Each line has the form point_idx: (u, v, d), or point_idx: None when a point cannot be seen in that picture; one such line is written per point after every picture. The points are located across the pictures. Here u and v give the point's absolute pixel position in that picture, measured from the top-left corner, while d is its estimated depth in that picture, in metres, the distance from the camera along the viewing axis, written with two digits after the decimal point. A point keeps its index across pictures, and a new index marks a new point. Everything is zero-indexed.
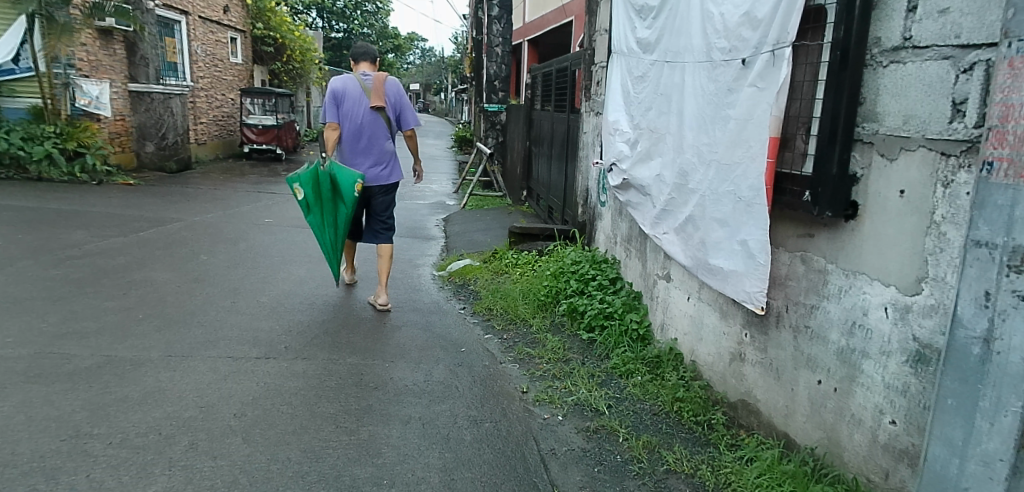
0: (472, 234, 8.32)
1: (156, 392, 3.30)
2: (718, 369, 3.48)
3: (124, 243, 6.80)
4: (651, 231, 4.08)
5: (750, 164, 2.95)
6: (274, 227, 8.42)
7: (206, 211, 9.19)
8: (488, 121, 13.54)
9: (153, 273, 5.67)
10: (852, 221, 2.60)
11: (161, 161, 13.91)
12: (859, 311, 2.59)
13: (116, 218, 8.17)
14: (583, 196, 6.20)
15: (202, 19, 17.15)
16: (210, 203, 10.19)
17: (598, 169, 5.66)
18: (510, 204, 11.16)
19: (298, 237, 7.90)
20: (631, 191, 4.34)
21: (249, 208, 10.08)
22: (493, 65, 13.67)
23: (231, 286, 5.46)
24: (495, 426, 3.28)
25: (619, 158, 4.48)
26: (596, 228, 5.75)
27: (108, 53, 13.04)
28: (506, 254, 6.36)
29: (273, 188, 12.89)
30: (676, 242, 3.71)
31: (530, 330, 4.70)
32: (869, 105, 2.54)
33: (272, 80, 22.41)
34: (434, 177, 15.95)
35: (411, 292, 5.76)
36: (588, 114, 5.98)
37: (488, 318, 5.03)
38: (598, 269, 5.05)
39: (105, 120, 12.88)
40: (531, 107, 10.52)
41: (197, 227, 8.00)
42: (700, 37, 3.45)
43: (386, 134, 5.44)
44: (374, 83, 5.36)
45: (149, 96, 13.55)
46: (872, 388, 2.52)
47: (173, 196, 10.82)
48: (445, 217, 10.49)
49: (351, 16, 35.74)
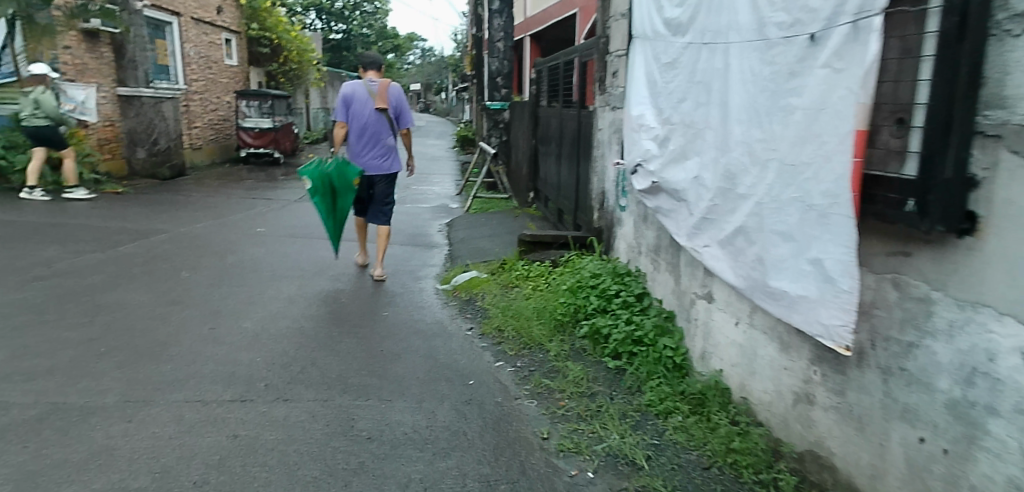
0: (477, 242, 7.73)
1: (102, 453, 2.74)
2: (778, 411, 2.92)
3: (102, 259, 6.25)
4: (688, 243, 3.49)
5: (824, 165, 2.37)
6: (266, 237, 7.85)
7: (195, 221, 8.62)
8: (491, 119, 12.91)
9: (126, 294, 5.10)
10: (968, 237, 1.99)
11: (153, 168, 13.45)
12: (981, 355, 1.97)
13: (95, 230, 7.59)
14: (600, 199, 5.62)
15: (194, 21, 16.63)
16: (200, 212, 9.63)
17: (618, 170, 5.07)
18: (517, 206, 10.58)
19: (290, 249, 7.31)
20: (661, 196, 3.73)
21: (241, 216, 9.51)
22: (495, 61, 13.04)
23: (211, 308, 4.89)
24: (513, 488, 2.71)
25: (646, 158, 3.88)
26: (616, 235, 5.17)
27: (95, 56, 12.49)
28: (516, 264, 5.75)
29: (268, 194, 12.32)
30: (721, 257, 3.13)
31: (547, 356, 4.12)
32: (994, 87, 1.90)
33: (269, 82, 21.85)
34: (437, 179, 15.37)
35: (412, 310, 5.20)
36: (603, 108, 5.41)
37: (498, 342, 4.45)
38: (622, 284, 4.47)
39: (92, 125, 12.31)
40: (537, 104, 9.93)
41: (182, 239, 7.44)
42: (749, 11, 2.86)
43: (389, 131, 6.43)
44: (379, 89, 6.34)
45: (138, 100, 13.03)
46: (1003, 456, 1.92)
47: (162, 204, 10.25)
48: (449, 221, 9.91)
49: (350, 17, 35.17)
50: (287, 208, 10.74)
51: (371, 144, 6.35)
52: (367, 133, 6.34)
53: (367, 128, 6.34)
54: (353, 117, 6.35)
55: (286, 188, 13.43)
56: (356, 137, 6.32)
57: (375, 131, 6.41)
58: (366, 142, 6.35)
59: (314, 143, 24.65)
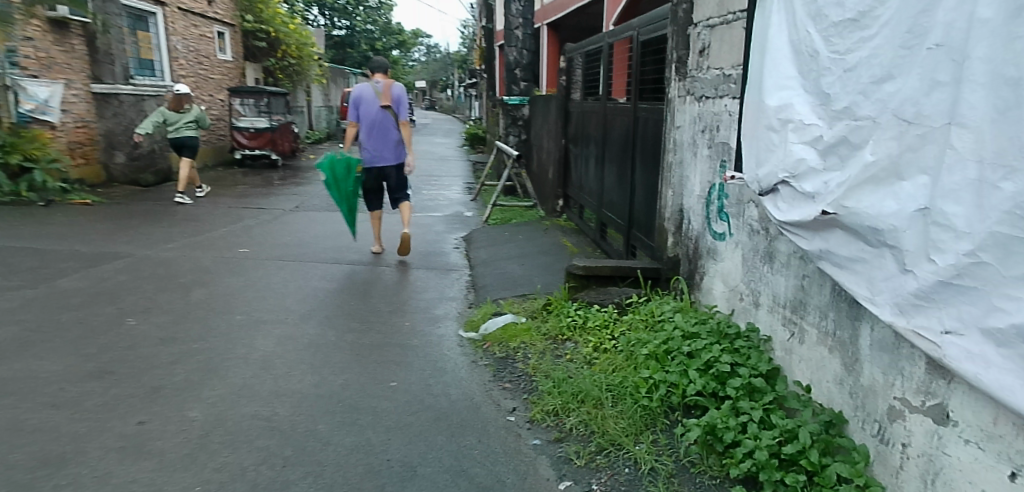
0: (502, 265, 6.33)
1: None
2: None
3: (29, 299, 4.86)
4: (895, 320, 2.10)
5: None
6: (247, 262, 6.44)
7: (167, 240, 7.24)
8: (508, 116, 11.47)
9: (37, 358, 3.73)
10: None
11: (134, 174, 12.12)
12: None
13: (38, 255, 6.24)
14: (676, 220, 4.24)
15: (182, 11, 15.30)
16: (177, 227, 8.28)
17: (716, 183, 3.68)
18: (543, 215, 9.19)
19: (274, 278, 5.90)
20: (835, 235, 2.34)
21: (224, 232, 8.14)
22: (512, 51, 11.67)
23: (150, 382, 3.52)
24: None
25: (802, 174, 2.48)
26: (711, 273, 3.78)
27: (64, 49, 11.12)
28: (566, 306, 4.33)
29: (260, 203, 10.97)
30: (997, 361, 1.73)
31: (640, 472, 2.74)
32: None
33: (267, 78, 20.51)
34: (448, 181, 14.00)
35: (432, 376, 3.81)
36: (686, 98, 4.02)
37: (559, 437, 3.06)
38: (735, 355, 3.07)
39: (59, 127, 11.01)
40: (567, 97, 8.53)
41: (144, 266, 6.05)
42: None
43: (394, 126, 6.50)
44: (382, 88, 6.41)
45: (117, 99, 11.85)
46: None
47: (135, 217, 8.89)
48: (466, 235, 8.52)
49: (354, 12, 33.87)
50: (279, 220, 9.38)
51: (377, 140, 6.45)
52: (374, 130, 6.45)
53: (373, 126, 6.44)
54: (361, 116, 6.45)
55: (283, 195, 12.11)
56: (361, 133, 6.45)
57: (382, 128, 6.48)
58: (373, 139, 6.47)
59: (316, 143, 23.29)
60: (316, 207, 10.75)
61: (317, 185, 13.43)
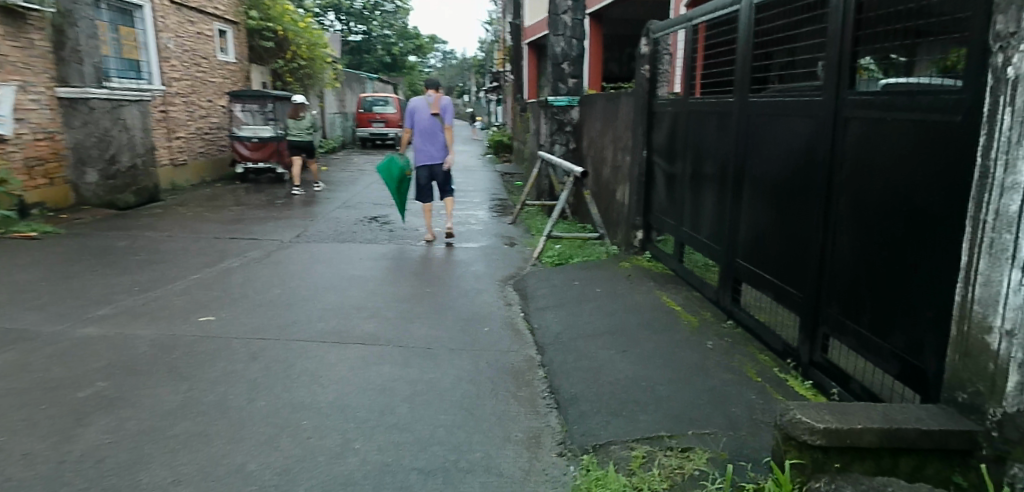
0: (589, 351, 4.14)
1: None
2: None
3: None
4: None
5: None
6: (201, 346, 4.27)
7: (100, 303, 5.14)
8: (553, 120, 9.29)
9: None
10: None
11: (108, 195, 10.17)
12: None
13: None
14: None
15: (175, 5, 13.27)
16: (131, 274, 6.20)
17: None
18: (612, 251, 6.96)
19: (237, 380, 3.74)
20: None
21: (191, 281, 6.03)
22: (557, 41, 9.32)
23: None
24: None
25: None
26: None
27: (18, 45, 9.11)
28: None
29: (254, 232, 8.93)
30: None
31: None
32: None
33: (275, 82, 18.55)
34: (478, 198, 11.87)
35: None
36: None
37: None
38: None
39: (15, 140, 9.05)
40: (653, 94, 6.27)
41: (38, 362, 3.89)
42: None
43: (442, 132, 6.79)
44: (431, 97, 6.79)
45: (86, 105, 9.82)
46: None
47: (84, 258, 6.85)
48: (517, 281, 6.37)
49: (370, 17, 32.18)
50: (270, 257, 7.29)
51: (425, 142, 6.77)
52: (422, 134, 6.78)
53: (422, 131, 6.80)
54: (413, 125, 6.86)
55: (284, 218, 10.04)
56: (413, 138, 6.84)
57: (432, 133, 6.80)
58: (422, 142, 6.79)
59: (329, 152, 21.36)
60: (322, 236, 8.66)
61: (324, 205, 11.37)
